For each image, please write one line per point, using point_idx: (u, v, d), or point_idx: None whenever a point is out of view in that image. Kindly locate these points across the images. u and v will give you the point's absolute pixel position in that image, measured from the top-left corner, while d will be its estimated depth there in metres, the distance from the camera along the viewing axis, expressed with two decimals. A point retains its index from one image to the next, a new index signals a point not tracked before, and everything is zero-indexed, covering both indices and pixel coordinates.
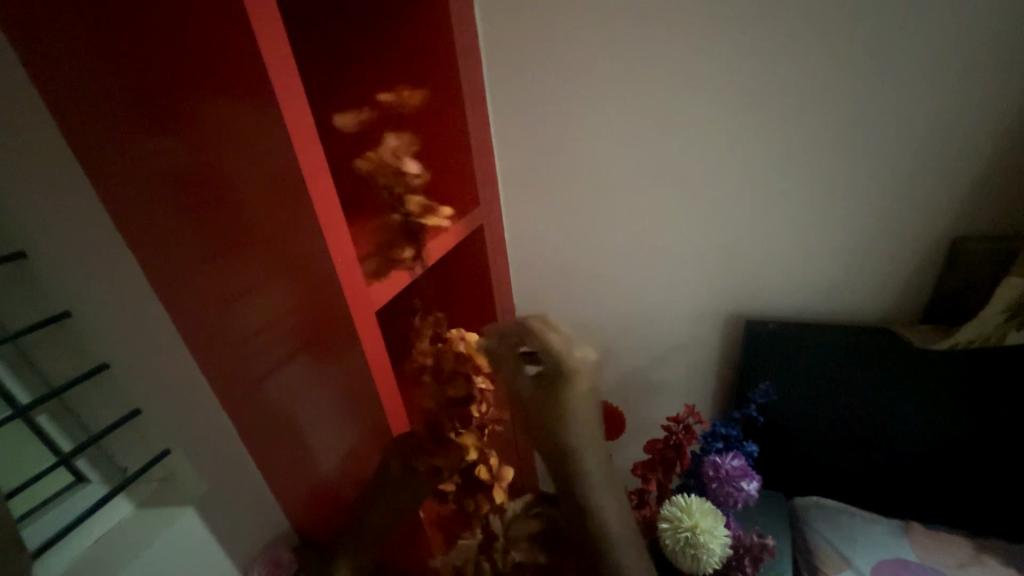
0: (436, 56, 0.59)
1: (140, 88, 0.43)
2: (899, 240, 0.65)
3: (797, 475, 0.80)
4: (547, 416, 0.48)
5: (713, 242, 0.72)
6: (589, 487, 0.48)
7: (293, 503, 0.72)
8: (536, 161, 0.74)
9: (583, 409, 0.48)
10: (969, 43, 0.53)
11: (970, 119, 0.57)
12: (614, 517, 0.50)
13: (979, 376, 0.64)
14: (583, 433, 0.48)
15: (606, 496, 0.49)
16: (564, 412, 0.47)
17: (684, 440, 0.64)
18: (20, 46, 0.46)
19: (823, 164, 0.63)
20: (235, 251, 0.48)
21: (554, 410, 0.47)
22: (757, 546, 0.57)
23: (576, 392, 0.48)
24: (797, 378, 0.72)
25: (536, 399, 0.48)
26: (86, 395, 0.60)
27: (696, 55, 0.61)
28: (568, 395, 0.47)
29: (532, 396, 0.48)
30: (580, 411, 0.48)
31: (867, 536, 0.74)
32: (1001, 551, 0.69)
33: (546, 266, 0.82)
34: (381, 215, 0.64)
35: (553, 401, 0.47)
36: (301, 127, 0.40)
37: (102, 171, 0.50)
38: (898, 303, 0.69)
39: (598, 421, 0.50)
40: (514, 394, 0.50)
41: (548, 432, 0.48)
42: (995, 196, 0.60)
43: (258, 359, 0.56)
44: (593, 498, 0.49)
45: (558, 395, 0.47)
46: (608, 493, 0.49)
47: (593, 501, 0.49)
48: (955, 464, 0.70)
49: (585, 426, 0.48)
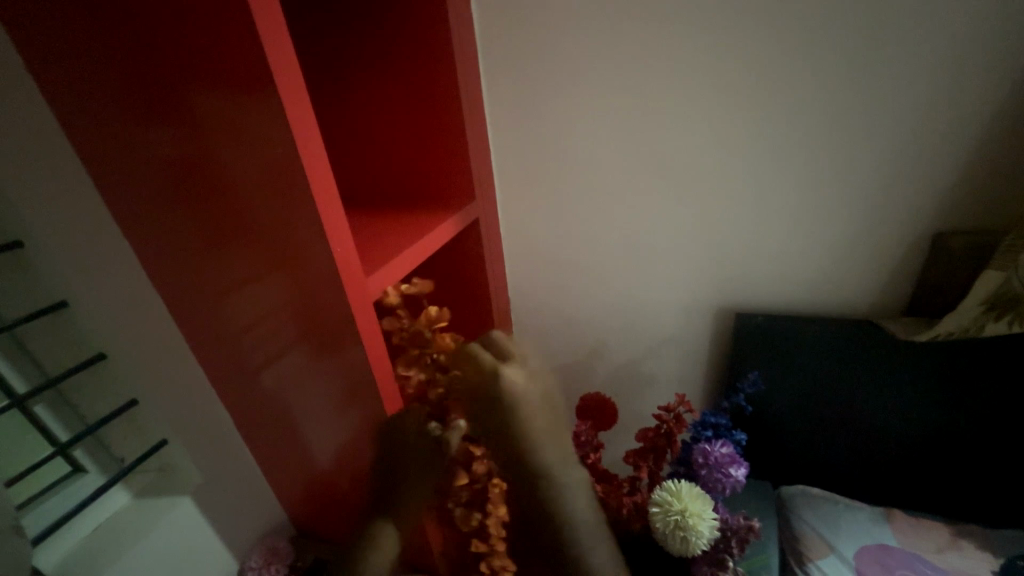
0: (435, 47, 0.59)
1: (140, 72, 0.42)
2: (883, 235, 0.67)
3: (781, 464, 0.82)
4: (499, 424, 0.50)
5: (703, 238, 0.73)
6: (552, 487, 0.50)
7: (286, 494, 0.74)
8: (530, 156, 0.74)
9: (533, 410, 0.50)
10: (955, 43, 0.55)
11: (955, 118, 0.58)
12: (580, 510, 0.51)
13: (958, 368, 0.66)
14: (541, 437, 0.50)
15: (569, 488, 0.51)
16: (514, 416, 0.49)
17: (675, 429, 0.66)
18: (21, 41, 0.46)
19: (812, 161, 0.65)
20: (230, 245, 0.49)
21: (503, 411, 0.49)
22: (743, 528, 0.58)
23: (523, 401, 0.50)
24: (780, 370, 0.75)
25: (483, 406, 0.50)
26: (83, 386, 0.60)
27: (690, 50, 0.62)
28: (512, 398, 0.50)
29: (479, 398, 0.50)
30: (528, 406, 0.50)
31: (852, 523, 0.76)
32: (978, 536, 0.71)
33: (539, 259, 0.83)
34: (380, 210, 0.64)
35: (499, 415, 0.49)
36: (304, 123, 0.40)
37: (100, 167, 0.51)
38: (881, 298, 0.71)
39: (548, 418, 0.52)
40: (473, 413, 0.51)
41: (502, 434, 0.50)
42: (976, 192, 0.62)
43: (255, 352, 0.57)
44: (553, 495, 0.50)
45: (505, 401, 0.49)
46: (575, 497, 0.51)
47: (558, 507, 0.50)
48: (938, 454, 0.73)
49: (538, 424, 0.50)
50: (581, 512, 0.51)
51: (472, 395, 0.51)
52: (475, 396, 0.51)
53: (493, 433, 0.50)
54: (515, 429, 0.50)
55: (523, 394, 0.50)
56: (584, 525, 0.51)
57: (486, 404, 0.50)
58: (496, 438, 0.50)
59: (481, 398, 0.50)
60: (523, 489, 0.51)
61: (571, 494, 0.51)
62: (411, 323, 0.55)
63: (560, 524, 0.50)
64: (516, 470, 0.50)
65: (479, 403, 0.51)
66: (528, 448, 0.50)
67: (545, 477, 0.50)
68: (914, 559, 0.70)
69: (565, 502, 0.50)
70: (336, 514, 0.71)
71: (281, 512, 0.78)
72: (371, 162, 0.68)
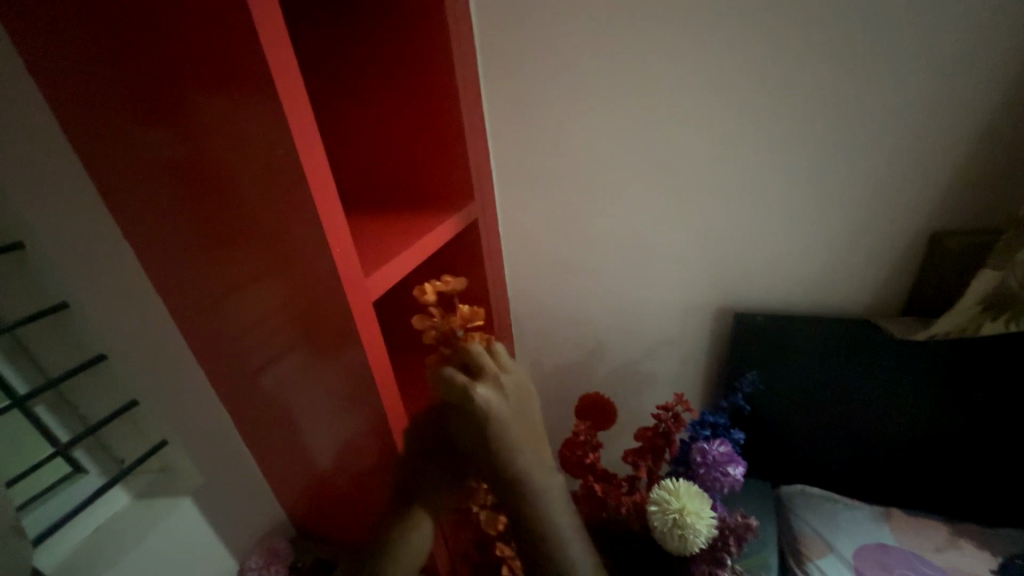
0: (432, 47, 0.59)
1: (141, 74, 0.42)
2: (880, 234, 0.67)
3: (780, 463, 0.82)
4: (476, 441, 0.49)
5: (701, 237, 0.74)
6: (531, 504, 0.49)
7: (286, 495, 0.75)
8: (528, 157, 0.75)
9: (510, 427, 0.49)
10: (951, 43, 0.55)
11: (951, 118, 0.59)
12: (562, 522, 0.51)
13: (956, 367, 0.66)
14: (516, 441, 0.49)
15: (550, 499, 0.50)
16: (490, 434, 0.48)
17: (673, 427, 0.66)
18: (21, 43, 0.46)
19: (809, 161, 0.65)
20: (230, 245, 0.49)
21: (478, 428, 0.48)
22: (741, 526, 0.58)
23: (498, 417, 0.49)
24: (778, 369, 0.75)
25: (461, 424, 0.49)
26: (83, 386, 0.60)
27: (688, 51, 0.62)
28: (487, 414, 0.48)
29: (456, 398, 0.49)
30: (504, 421, 0.49)
31: (851, 522, 0.76)
32: (977, 535, 0.72)
33: (538, 259, 0.83)
34: (380, 211, 0.65)
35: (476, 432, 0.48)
36: (301, 120, 0.40)
37: (100, 168, 0.51)
38: (878, 297, 0.72)
39: (526, 433, 0.50)
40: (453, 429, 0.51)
41: (479, 450, 0.49)
42: (973, 191, 0.62)
43: (255, 352, 0.58)
44: (534, 512, 0.50)
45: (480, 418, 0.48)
46: (557, 511, 0.50)
47: (540, 521, 0.50)
48: (937, 453, 0.73)
49: (515, 443, 0.49)
50: (560, 523, 0.50)
51: (449, 406, 0.50)
52: (453, 413, 0.50)
53: (471, 448, 0.50)
54: (490, 446, 0.49)
55: (497, 412, 0.49)
56: (562, 530, 0.50)
57: (463, 420, 0.49)
58: (472, 454, 0.50)
59: (459, 416, 0.49)
60: (505, 506, 0.50)
61: (548, 498, 0.50)
62: (443, 321, 0.54)
63: (539, 531, 0.50)
64: (496, 487, 0.50)
65: (457, 420, 0.50)
66: (505, 465, 0.49)
67: (524, 494, 0.49)
68: (913, 558, 0.70)
69: (546, 516, 0.50)
70: (337, 516, 0.71)
71: (281, 512, 0.78)
72: (370, 163, 0.69)
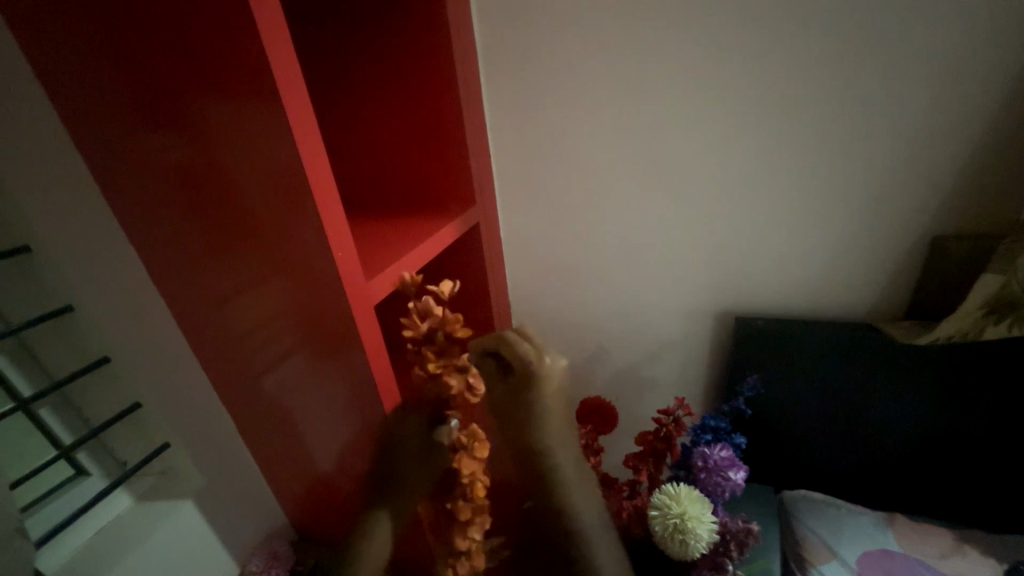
0: (435, 52, 0.60)
1: (146, 78, 0.43)
2: (882, 238, 0.67)
3: (783, 468, 0.82)
4: (517, 419, 0.50)
5: (702, 240, 0.74)
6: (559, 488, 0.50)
7: (287, 498, 0.75)
8: (529, 161, 0.75)
9: (551, 407, 0.50)
10: (951, 48, 0.55)
11: (953, 122, 0.59)
12: (582, 509, 0.51)
13: (960, 372, 0.66)
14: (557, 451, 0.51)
15: (574, 484, 0.51)
16: (534, 412, 0.49)
17: (674, 432, 0.65)
18: (31, 52, 0.47)
19: (810, 165, 0.65)
20: (234, 249, 0.49)
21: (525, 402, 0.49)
22: (742, 531, 0.58)
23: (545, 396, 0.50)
24: (780, 373, 0.74)
25: (504, 399, 0.50)
26: (87, 388, 0.60)
27: (690, 55, 0.63)
28: (534, 392, 0.49)
29: (502, 399, 0.50)
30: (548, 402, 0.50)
31: (854, 527, 0.76)
32: (982, 542, 0.71)
33: (540, 263, 0.83)
34: (381, 215, 0.65)
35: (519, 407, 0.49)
36: (303, 124, 0.41)
37: (107, 174, 0.52)
38: (880, 302, 0.72)
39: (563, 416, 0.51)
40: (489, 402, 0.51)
41: (517, 428, 0.50)
42: (975, 195, 0.62)
43: (258, 355, 0.58)
44: (561, 496, 0.50)
45: (528, 394, 0.49)
46: (580, 496, 0.51)
47: (564, 505, 0.50)
48: (941, 458, 0.73)
49: (554, 422, 0.50)
50: (581, 510, 0.51)
51: (493, 379, 0.50)
52: (497, 388, 0.50)
53: (508, 426, 0.50)
54: (530, 423, 0.49)
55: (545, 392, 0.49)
56: (594, 538, 0.51)
57: (506, 394, 0.50)
58: (507, 432, 0.50)
59: (504, 392, 0.50)
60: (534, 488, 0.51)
61: (576, 493, 0.51)
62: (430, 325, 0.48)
63: (574, 537, 0.50)
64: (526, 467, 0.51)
65: (502, 395, 0.50)
66: (541, 446, 0.50)
67: (553, 475, 0.50)
68: (917, 565, 0.70)
69: (569, 502, 0.51)
70: (337, 519, 0.71)
71: (281, 515, 0.78)
72: (373, 167, 0.69)
